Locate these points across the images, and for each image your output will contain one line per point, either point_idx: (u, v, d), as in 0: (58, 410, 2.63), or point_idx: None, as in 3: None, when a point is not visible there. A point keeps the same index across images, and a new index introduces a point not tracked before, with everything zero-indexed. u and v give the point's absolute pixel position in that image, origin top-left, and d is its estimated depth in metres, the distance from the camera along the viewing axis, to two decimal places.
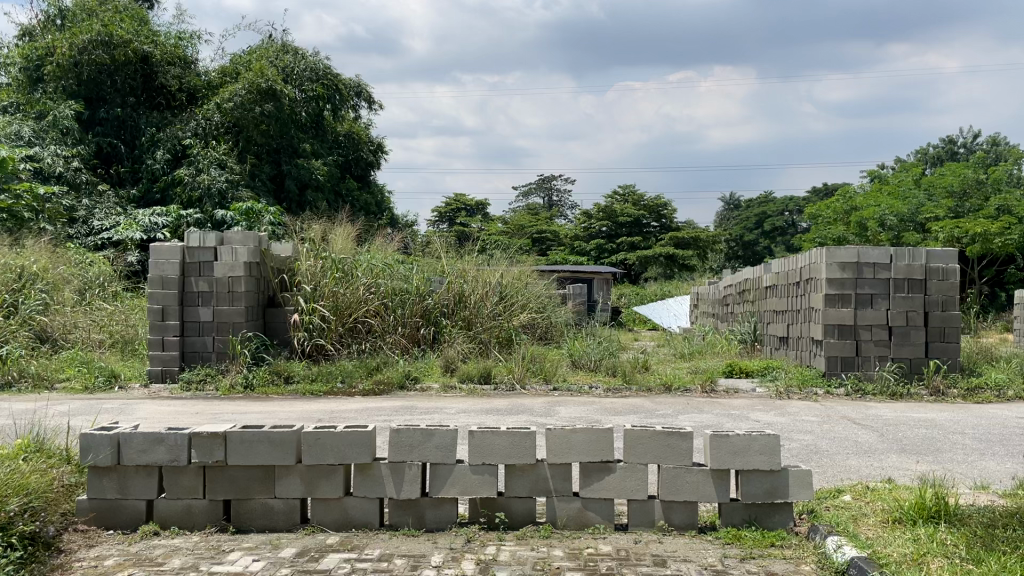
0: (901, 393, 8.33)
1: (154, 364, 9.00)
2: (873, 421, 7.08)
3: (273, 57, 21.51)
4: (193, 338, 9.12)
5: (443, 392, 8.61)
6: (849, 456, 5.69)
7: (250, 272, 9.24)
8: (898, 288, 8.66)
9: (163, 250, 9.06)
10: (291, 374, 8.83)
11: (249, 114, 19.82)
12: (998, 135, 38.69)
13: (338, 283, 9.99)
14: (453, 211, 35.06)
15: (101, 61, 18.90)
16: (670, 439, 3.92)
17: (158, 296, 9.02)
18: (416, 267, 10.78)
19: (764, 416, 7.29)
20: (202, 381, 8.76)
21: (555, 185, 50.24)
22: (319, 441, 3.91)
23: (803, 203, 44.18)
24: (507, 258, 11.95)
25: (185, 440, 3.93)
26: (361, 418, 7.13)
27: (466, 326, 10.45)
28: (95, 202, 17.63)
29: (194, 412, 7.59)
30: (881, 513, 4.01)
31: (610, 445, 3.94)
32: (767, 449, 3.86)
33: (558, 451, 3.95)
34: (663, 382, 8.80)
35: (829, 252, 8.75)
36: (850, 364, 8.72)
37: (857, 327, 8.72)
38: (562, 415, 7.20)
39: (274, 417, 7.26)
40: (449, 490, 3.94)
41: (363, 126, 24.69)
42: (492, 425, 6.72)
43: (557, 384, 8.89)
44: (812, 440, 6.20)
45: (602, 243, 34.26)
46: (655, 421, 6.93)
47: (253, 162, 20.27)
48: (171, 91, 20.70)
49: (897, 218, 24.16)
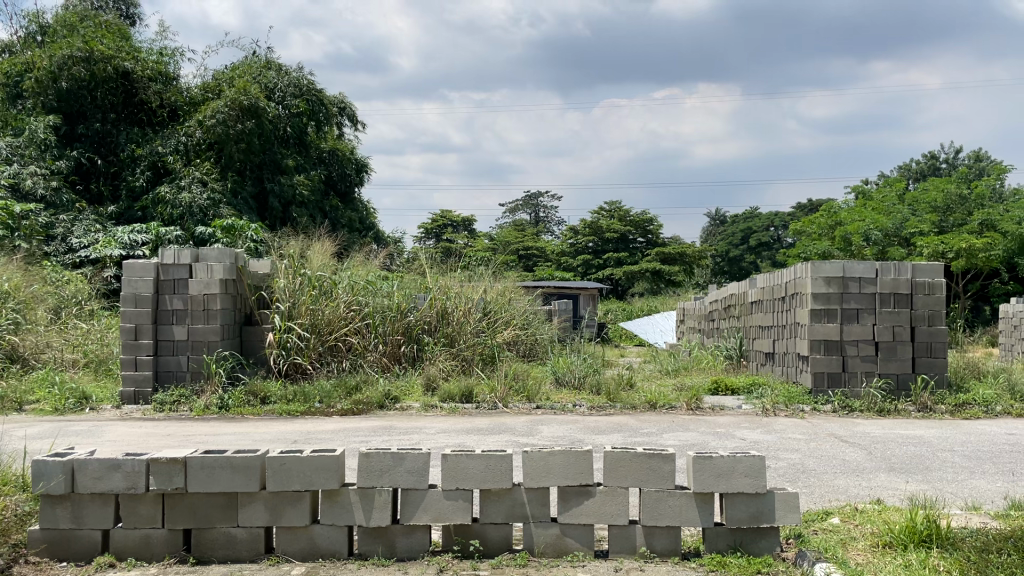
0: (889, 409, 8.21)
1: (127, 385, 8.78)
2: (859, 438, 6.95)
3: (256, 74, 21.33)
4: (167, 357, 8.89)
5: (424, 411, 8.42)
6: (838, 475, 5.55)
7: (226, 290, 9.05)
8: (885, 303, 8.57)
9: (136, 267, 8.86)
10: (268, 395, 8.62)
11: (230, 131, 19.61)
12: (981, 150, 39.04)
13: (317, 300, 9.82)
14: (439, 228, 34.94)
15: (80, 77, 18.64)
16: (652, 462, 3.76)
17: (131, 315, 8.81)
18: (398, 285, 10.62)
19: (750, 434, 7.15)
20: (176, 403, 8.53)
21: (542, 202, 50.33)
22: (284, 467, 3.74)
23: (788, 218, 44.38)
24: (490, 274, 11.82)
25: (142, 466, 3.74)
26: (340, 439, 6.94)
27: (448, 343, 10.25)
28: (73, 219, 17.37)
29: (166, 434, 7.37)
30: (870, 537, 3.87)
31: (589, 468, 3.78)
32: (752, 471, 3.71)
33: (535, 476, 3.79)
34: (648, 399, 8.64)
35: (814, 266, 8.66)
36: (837, 380, 8.60)
37: (844, 343, 8.60)
38: (545, 435, 7.04)
39: (249, 438, 7.06)
40: (420, 517, 3.76)
41: (348, 143, 24.57)
42: (472, 446, 6.55)
43: (540, 403, 8.72)
44: (799, 459, 6.07)
45: (589, 259, 34.24)
46: (639, 440, 6.78)
47: (235, 179, 20.08)
48: (152, 107, 20.49)
49: (883, 233, 24.21)
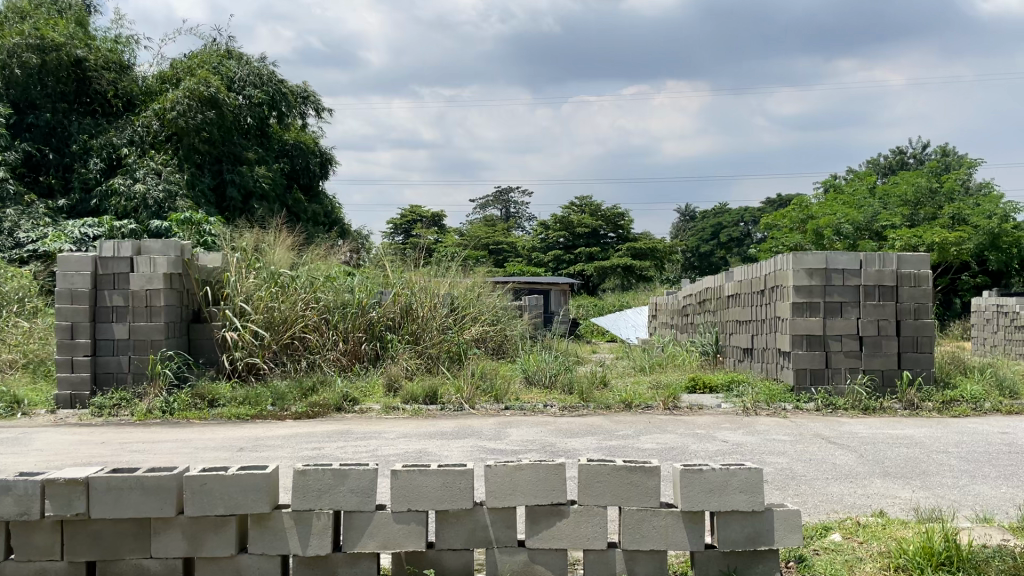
0: (874, 407, 7.83)
1: (62, 388, 8.13)
2: (847, 439, 6.53)
3: (216, 64, 20.59)
4: (107, 357, 8.24)
5: (385, 413, 7.88)
6: (830, 481, 5.13)
7: (170, 285, 8.42)
8: (869, 296, 8.17)
9: (71, 261, 8.19)
10: (216, 397, 8.03)
11: (190, 122, 18.89)
12: (947, 145, 39.26)
13: (273, 296, 9.21)
14: (409, 223, 34.34)
15: (31, 65, 17.73)
16: (634, 476, 3.28)
17: (67, 312, 8.15)
18: (360, 280, 10.05)
19: (732, 435, 6.70)
20: (115, 407, 7.90)
21: (511, 197, 49.78)
22: (206, 487, 3.21)
23: (757, 214, 44.29)
24: (457, 268, 11.31)
25: (36, 488, 3.16)
26: (290, 447, 6.38)
27: (413, 340, 9.71)
28: (22, 212, 16.49)
29: (100, 442, 6.74)
30: (881, 559, 3.43)
31: (562, 484, 3.29)
32: (748, 486, 3.24)
33: (500, 494, 3.29)
34: (623, 398, 8.16)
35: (796, 257, 8.24)
36: (819, 377, 8.19)
37: (827, 338, 8.18)
38: (513, 439, 6.54)
39: (188, 446, 6.48)
40: (366, 544, 3.24)
41: (312, 135, 23.88)
42: (434, 454, 6.02)
43: (509, 403, 8.20)
44: (787, 463, 5.64)
45: (559, 254, 33.76)
46: (615, 444, 6.31)
47: (192, 171, 19.33)
48: (106, 97, 19.70)
49: (854, 226, 24.19)
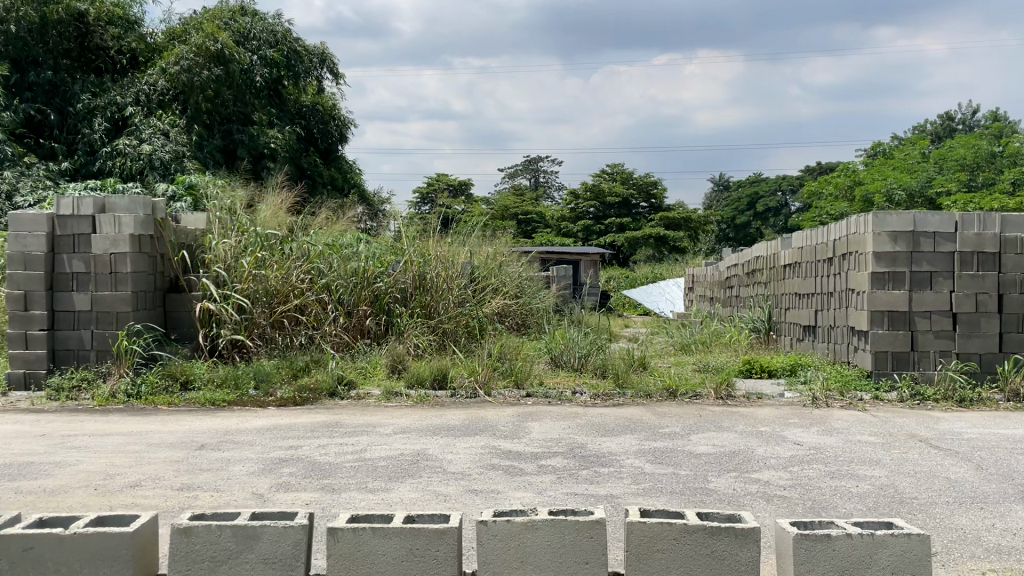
0: (971, 398, 6.51)
1: (16, 367, 7.06)
2: (953, 443, 5.19)
3: (227, 19, 19.14)
4: (66, 332, 7.15)
5: (385, 401, 6.70)
6: (954, 507, 3.85)
7: (139, 249, 7.27)
8: (965, 264, 6.79)
9: (23, 220, 7.05)
10: (191, 378, 6.93)
11: (195, 79, 17.63)
12: (999, 111, 37.16)
13: (260, 263, 7.96)
14: (434, 191, 33.01)
15: (31, 19, 16.62)
16: (719, 545, 2.30)
17: (20, 280, 7.05)
18: (369, 248, 8.80)
19: (804, 436, 5.38)
20: (76, 389, 6.82)
21: (541, 167, 48.29)
22: (32, 553, 2.24)
23: (796, 182, 42.43)
24: (479, 234, 10.06)
25: None
26: (261, 446, 5.18)
27: (425, 315, 8.45)
28: (20, 174, 15.38)
29: (38, 435, 5.57)
30: None
31: (599, 554, 2.30)
32: (904, 564, 2.31)
33: (503, 566, 2.31)
34: (666, 385, 6.86)
35: (877, 218, 6.83)
36: (903, 362, 6.87)
37: (912, 315, 6.84)
38: (534, 438, 5.28)
39: (140, 442, 5.31)
40: None
41: (330, 97, 22.60)
42: (435, 458, 4.77)
43: (531, 390, 6.96)
44: (888, 478, 4.34)
45: (590, 224, 32.32)
46: (662, 446, 5.04)
47: (200, 131, 18.08)
48: (110, 53, 18.51)
49: (907, 193, 22.35)
